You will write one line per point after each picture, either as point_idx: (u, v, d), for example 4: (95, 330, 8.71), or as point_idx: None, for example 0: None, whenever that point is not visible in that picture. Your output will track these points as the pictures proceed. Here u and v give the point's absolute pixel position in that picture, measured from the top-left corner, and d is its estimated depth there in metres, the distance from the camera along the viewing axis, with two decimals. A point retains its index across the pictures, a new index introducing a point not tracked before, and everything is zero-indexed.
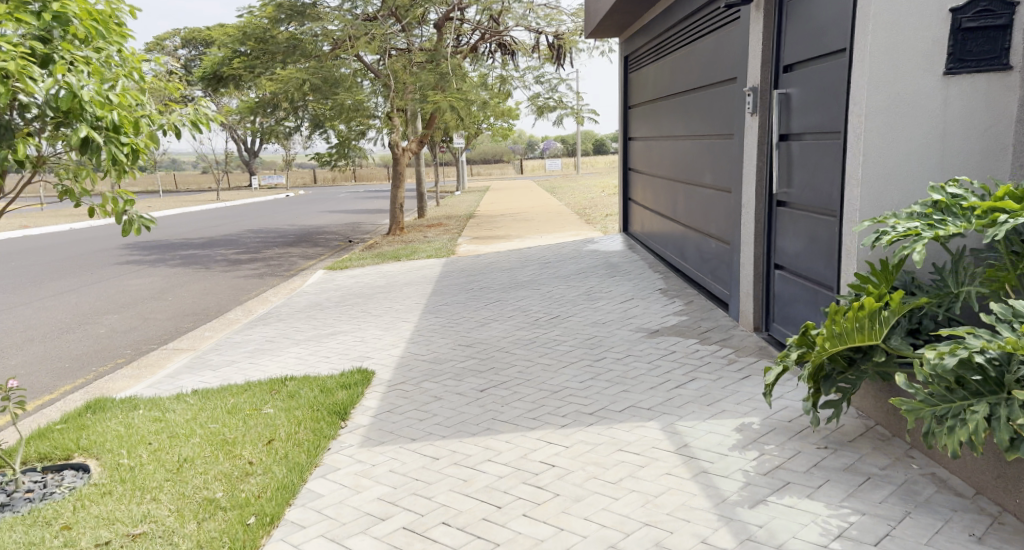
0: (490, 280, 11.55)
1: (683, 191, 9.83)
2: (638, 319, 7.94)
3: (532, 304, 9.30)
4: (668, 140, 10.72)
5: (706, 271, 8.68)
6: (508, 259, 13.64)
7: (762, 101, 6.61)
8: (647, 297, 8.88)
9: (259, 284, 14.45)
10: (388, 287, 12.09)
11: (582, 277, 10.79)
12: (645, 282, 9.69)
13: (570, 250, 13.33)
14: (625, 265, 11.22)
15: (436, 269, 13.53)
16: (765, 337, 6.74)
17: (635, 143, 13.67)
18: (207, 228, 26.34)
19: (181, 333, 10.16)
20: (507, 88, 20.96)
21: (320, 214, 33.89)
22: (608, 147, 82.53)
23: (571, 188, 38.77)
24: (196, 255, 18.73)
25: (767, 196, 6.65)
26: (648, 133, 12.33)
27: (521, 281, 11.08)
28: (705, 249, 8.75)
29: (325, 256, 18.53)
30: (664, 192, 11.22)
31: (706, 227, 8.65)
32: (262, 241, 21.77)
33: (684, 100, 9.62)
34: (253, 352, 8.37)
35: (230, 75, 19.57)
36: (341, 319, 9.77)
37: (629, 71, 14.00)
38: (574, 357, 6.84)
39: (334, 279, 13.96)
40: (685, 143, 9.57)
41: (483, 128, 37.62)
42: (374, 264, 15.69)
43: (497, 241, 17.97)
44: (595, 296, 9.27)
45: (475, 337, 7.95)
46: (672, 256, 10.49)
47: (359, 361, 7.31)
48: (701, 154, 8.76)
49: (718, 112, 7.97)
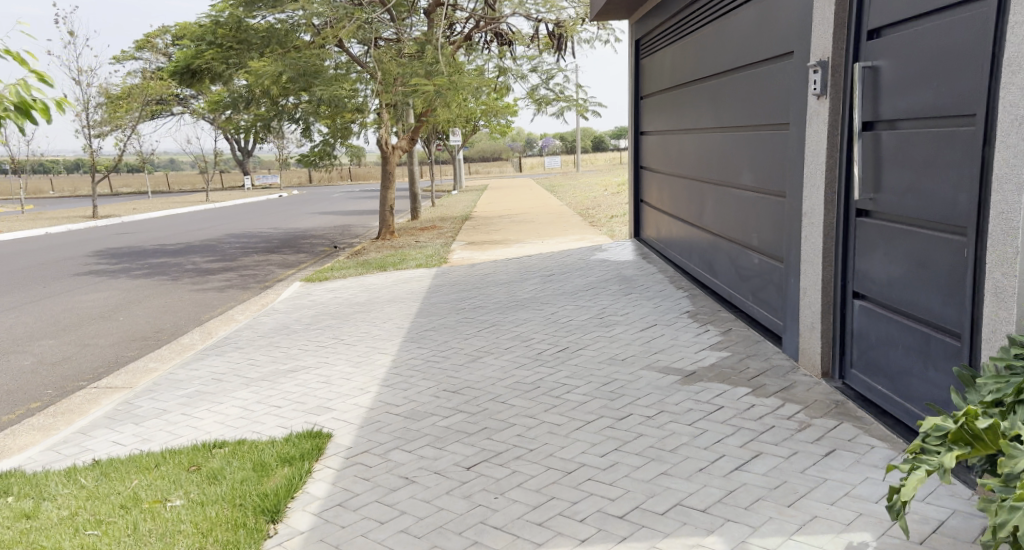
0: (485, 297, 10.00)
1: (713, 194, 8.33)
2: (668, 354, 6.39)
3: (535, 331, 7.73)
4: (691, 134, 9.20)
5: (746, 292, 7.17)
6: (506, 269, 12.10)
7: (834, 80, 5.04)
8: (673, 323, 7.33)
9: (226, 300, 12.90)
10: (368, 305, 10.54)
11: (591, 294, 9.23)
12: (669, 302, 8.13)
13: (575, 259, 11.78)
14: (641, 279, 9.67)
15: (424, 282, 12.00)
16: (839, 385, 5.21)
17: (648, 138, 12.11)
18: (188, 233, 24.82)
19: (121, 365, 8.60)
20: (503, 79, 19.38)
21: (309, 216, 32.30)
22: (607, 145, 80.94)
23: (572, 186, 37.23)
24: (165, 264, 17.21)
25: (841, 203, 5.12)
26: (665, 124, 10.81)
27: (521, 299, 9.51)
28: (745, 264, 7.25)
29: (306, 264, 17.00)
30: (684, 192, 9.70)
31: (747, 236, 7.15)
32: (240, 247, 20.20)
33: (713, 85, 8.10)
34: (192, 396, 6.82)
35: (201, 68, 17.99)
36: (307, 348, 8.22)
37: (640, 57, 12.42)
38: (589, 411, 5.29)
39: (310, 293, 12.40)
40: (714, 137, 8.07)
41: (479, 125, 35.99)
42: (356, 274, 14.14)
43: (494, 246, 16.45)
44: (610, 321, 7.71)
45: (464, 378, 6.39)
46: (698, 270, 8.99)
47: (315, 415, 5.74)
48: (738, 148, 7.24)
49: (764, 97, 6.42)
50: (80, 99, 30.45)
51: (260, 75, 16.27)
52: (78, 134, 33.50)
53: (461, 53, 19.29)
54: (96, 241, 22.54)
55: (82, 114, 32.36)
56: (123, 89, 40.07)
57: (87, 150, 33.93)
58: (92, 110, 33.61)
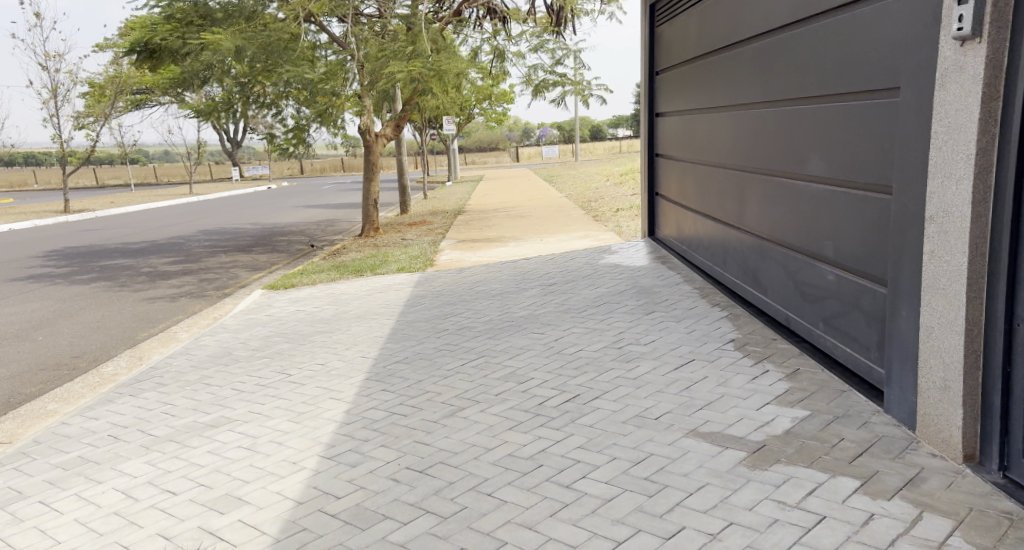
0: (473, 314, 8.22)
1: (756, 187, 6.62)
2: (720, 412, 4.64)
3: (534, 367, 5.97)
4: (724, 112, 7.48)
5: (814, 317, 5.46)
6: (499, 276, 10.34)
7: (998, 15, 3.32)
8: (716, 360, 5.57)
9: (172, 313, 11.08)
10: (334, 323, 8.78)
11: (604, 312, 7.48)
12: (706, 329, 6.35)
13: (580, 264, 10.02)
14: (663, 291, 7.92)
15: (403, 292, 10.24)
16: (999, 481, 3.47)
17: (666, 121, 10.34)
18: (157, 230, 23.04)
19: (11, 409, 6.84)
20: (499, 63, 17.51)
21: (293, 210, 30.48)
22: (607, 134, 79.07)
23: (569, 177, 35.47)
24: (119, 267, 15.43)
25: (1003, 204, 3.39)
26: (687, 104, 9.09)
27: (515, 318, 7.73)
28: (811, 280, 5.53)
29: (277, 265, 15.23)
30: (714, 183, 8.02)
31: (816, 244, 5.43)
32: (209, 247, 18.44)
33: (758, 47, 6.36)
34: (67, 465, 5.04)
35: (158, 47, 16.14)
36: (244, 388, 6.43)
37: (656, 25, 10.61)
38: (615, 517, 3.55)
39: (271, 305, 10.63)
40: (761, 115, 6.36)
41: (474, 113, 34.08)
42: (328, 280, 12.36)
43: (486, 245, 14.68)
44: (631, 356, 5.94)
45: (437, 447, 4.61)
46: (736, 280, 7.28)
47: (218, 516, 3.99)
48: (802, 128, 5.50)
49: (851, 55, 4.66)
50: (48, 87, 28.59)
51: (222, 52, 14.45)
52: (48, 124, 31.70)
53: (451, 31, 17.47)
54: (54, 240, 20.73)
55: (51, 103, 30.50)
56: (100, 77, 38.19)
57: (57, 141, 32.11)
58: (60, 98, 31.69)
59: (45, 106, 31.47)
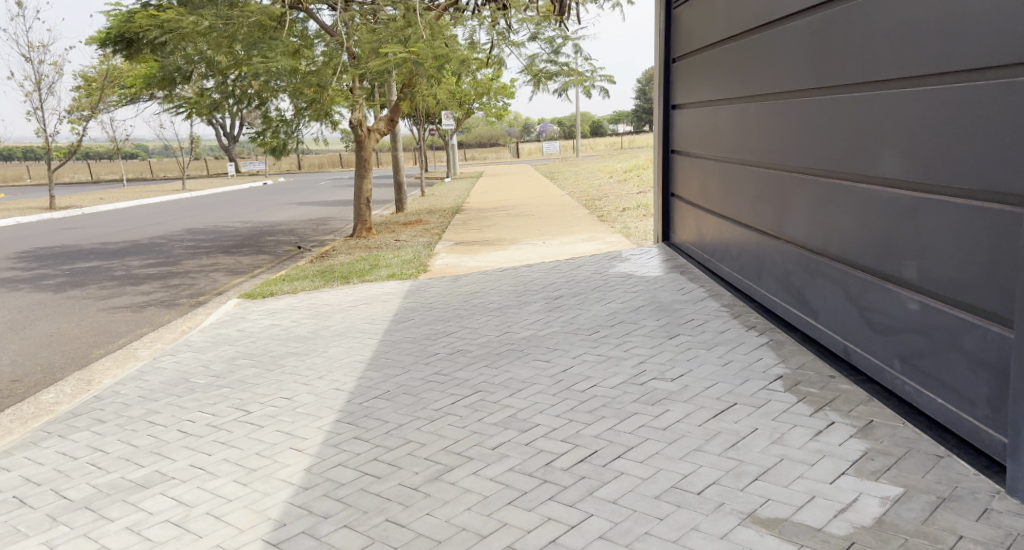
0: (467, 334, 7.16)
1: (802, 189, 5.60)
2: (784, 487, 3.61)
3: (539, 410, 4.92)
4: (760, 102, 6.46)
5: (886, 353, 4.44)
6: (499, 285, 9.29)
7: None
8: (765, 405, 4.52)
9: (136, 326, 10.01)
10: (310, 343, 7.72)
11: (619, 333, 6.43)
12: (744, 361, 5.31)
13: (589, 273, 8.98)
14: (686, 308, 6.87)
15: (391, 304, 9.19)
16: None
17: (684, 113, 9.29)
18: (141, 229, 21.97)
19: None
20: (498, 52, 16.42)
21: (286, 207, 29.43)
22: (608, 129, 77.95)
23: (571, 173, 34.39)
24: (90, 271, 14.38)
25: None
26: (711, 95, 8.07)
27: (516, 341, 6.68)
28: (881, 307, 4.51)
29: (259, 270, 14.18)
30: (744, 183, 6.99)
31: (890, 261, 4.42)
32: (191, 249, 17.38)
33: (810, 23, 5.36)
34: None
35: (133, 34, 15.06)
36: (191, 430, 5.38)
37: (673, 6, 9.56)
38: None
39: (244, 318, 9.58)
40: (813, 103, 5.35)
41: (473, 107, 32.97)
42: (311, 288, 11.32)
43: (484, 248, 13.62)
44: (656, 397, 4.89)
45: (417, 532, 3.59)
46: (773, 297, 6.24)
47: None
48: (877, 117, 4.50)
49: (972, 24, 3.67)
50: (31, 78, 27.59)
51: None
52: (31, 117, 30.76)
53: (446, 18, 16.41)
54: (30, 239, 19.67)
55: (35, 95, 29.46)
56: (90, 70, 37.09)
57: (42, 135, 31.10)
58: (44, 91, 30.72)
59: (29, 99, 30.51)
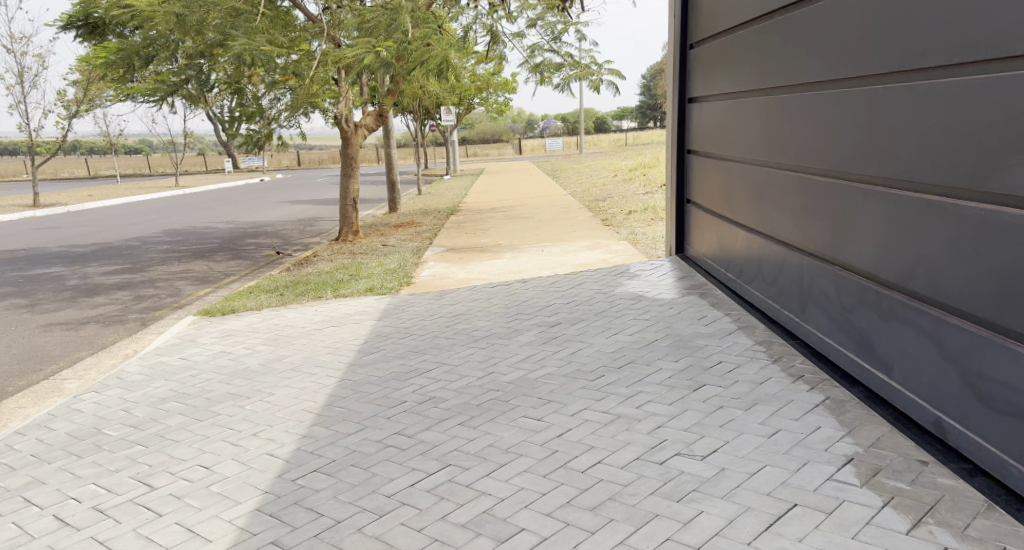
0: (442, 374, 5.89)
1: (864, 204, 4.42)
2: None
3: (523, 502, 3.66)
4: (805, 92, 5.29)
5: (1008, 437, 3.28)
6: (486, 306, 8.03)
7: None
8: (837, 511, 3.24)
9: (74, 352, 8.77)
10: (257, 381, 6.46)
11: (628, 378, 5.16)
12: (797, 429, 4.01)
13: (592, 293, 7.72)
14: (711, 343, 5.59)
15: (362, 328, 7.91)
16: None
17: (703, 106, 8.05)
18: (118, 230, 20.72)
19: None
20: (496, 45, 15.09)
21: (276, 206, 28.19)
22: (611, 125, 76.62)
23: (575, 171, 33.18)
24: (46, 281, 13.13)
25: None
26: (736, 84, 6.82)
27: (501, 387, 5.41)
28: (997, 371, 3.35)
29: (230, 280, 12.95)
30: (780, 191, 5.74)
31: (1014, 308, 3.27)
32: (163, 254, 16.13)
33: None
34: None
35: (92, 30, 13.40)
36: (70, 517, 4.14)
37: None
38: None
39: (195, 342, 8.31)
40: (881, 92, 4.21)
41: (473, 102, 31.70)
42: (280, 304, 10.07)
43: (478, 256, 12.36)
44: (683, 485, 3.60)
45: None
46: (818, 335, 5.02)
47: None
48: (999, 112, 3.34)
49: None
50: (11, 71, 26.38)
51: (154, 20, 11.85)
52: (14, 111, 29.61)
53: (440, 8, 15.11)
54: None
55: (17, 88, 28.26)
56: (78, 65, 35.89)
57: (25, 130, 30.00)
58: (27, 84, 29.60)
59: (11, 92, 29.40)
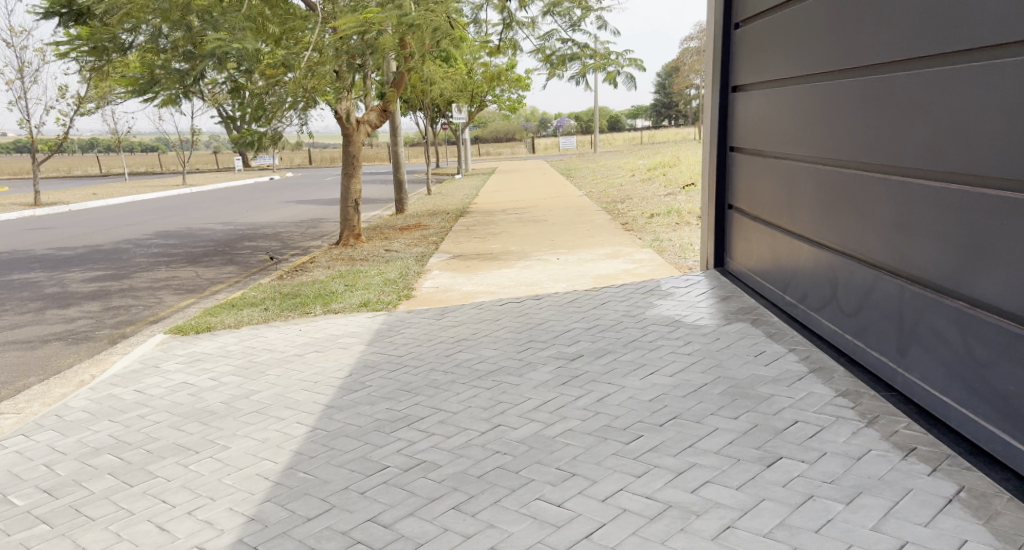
0: (436, 424, 4.73)
1: (1008, 219, 3.32)
2: None
3: None
4: (865, 77, 4.45)
5: None
6: (493, 329, 6.84)
7: None
8: None
9: (22, 378, 7.61)
10: (211, 428, 5.28)
11: (672, 441, 3.96)
12: (930, 544, 2.85)
13: (618, 316, 6.52)
14: (777, 391, 4.38)
15: (345, 355, 6.74)
16: None
17: (745, 95, 6.91)
18: (110, 231, 19.64)
19: None
20: (508, 33, 13.88)
21: (280, 206, 27.06)
22: (625, 123, 75.24)
23: (588, 170, 31.98)
24: (17, 290, 11.98)
25: None
26: (789, 69, 5.67)
27: (507, 447, 4.24)
28: None
29: (216, 291, 11.77)
30: (858, 199, 4.62)
31: None
32: (151, 259, 14.98)
33: None
34: None
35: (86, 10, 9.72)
36: None
37: None
38: None
39: (157, 370, 7.15)
40: (1005, 68, 3.30)
41: (485, 99, 30.48)
42: (261, 321, 8.91)
43: (486, 265, 11.17)
44: None
45: None
46: (924, 386, 3.90)
47: None
48: None
49: None
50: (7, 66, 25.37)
51: None
52: (13, 107, 28.62)
53: None
54: None
55: (16, 83, 27.27)
56: None
57: (25, 126, 29.03)
58: (27, 79, 28.67)
59: (10, 87, 28.39)
